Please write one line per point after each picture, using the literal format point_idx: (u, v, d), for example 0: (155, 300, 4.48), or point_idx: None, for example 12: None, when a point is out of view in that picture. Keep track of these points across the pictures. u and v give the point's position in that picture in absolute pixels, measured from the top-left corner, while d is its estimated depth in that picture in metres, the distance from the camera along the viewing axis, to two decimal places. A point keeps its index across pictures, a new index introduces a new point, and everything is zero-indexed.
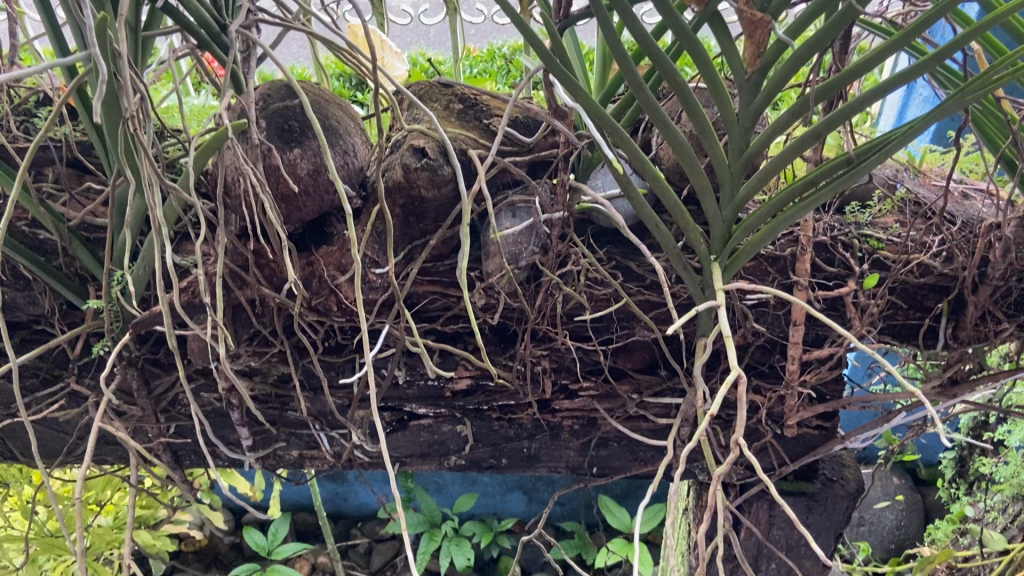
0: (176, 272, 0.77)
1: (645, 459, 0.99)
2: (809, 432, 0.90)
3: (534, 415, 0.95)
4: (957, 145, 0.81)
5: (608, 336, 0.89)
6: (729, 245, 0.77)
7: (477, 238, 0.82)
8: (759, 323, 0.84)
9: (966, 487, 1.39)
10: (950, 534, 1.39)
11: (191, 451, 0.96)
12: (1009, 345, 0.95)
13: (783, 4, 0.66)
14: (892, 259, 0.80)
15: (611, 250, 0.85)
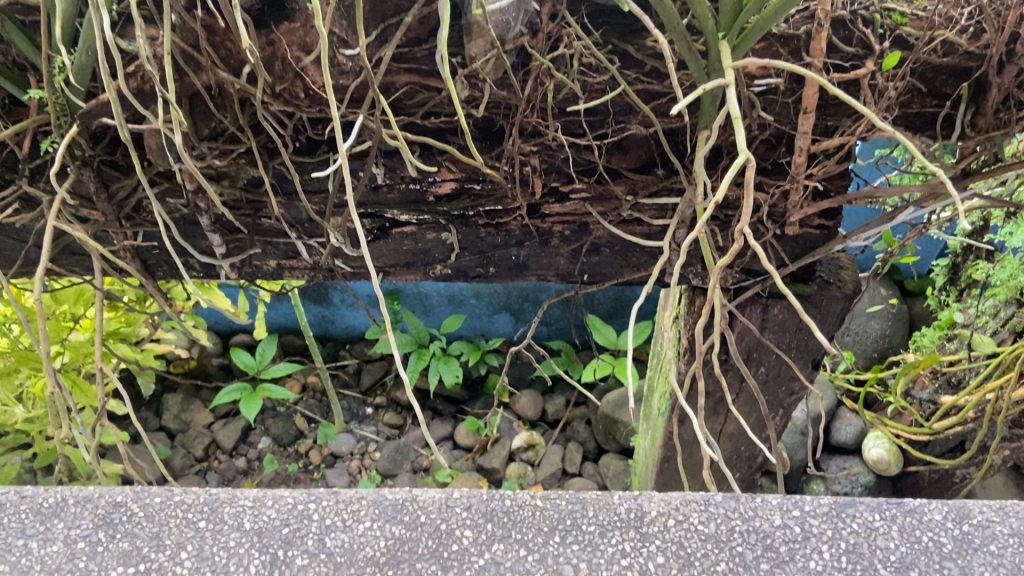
0: (123, 56, 0.69)
1: (638, 266, 0.96)
2: (809, 232, 0.87)
3: (523, 220, 0.90)
4: None
5: (603, 131, 0.81)
6: (740, 21, 0.68)
7: (458, 18, 0.73)
8: (766, 112, 0.77)
9: (955, 295, 1.39)
10: (937, 341, 1.40)
11: (163, 262, 0.91)
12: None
13: None
14: (916, 36, 0.73)
15: (608, 33, 0.75)
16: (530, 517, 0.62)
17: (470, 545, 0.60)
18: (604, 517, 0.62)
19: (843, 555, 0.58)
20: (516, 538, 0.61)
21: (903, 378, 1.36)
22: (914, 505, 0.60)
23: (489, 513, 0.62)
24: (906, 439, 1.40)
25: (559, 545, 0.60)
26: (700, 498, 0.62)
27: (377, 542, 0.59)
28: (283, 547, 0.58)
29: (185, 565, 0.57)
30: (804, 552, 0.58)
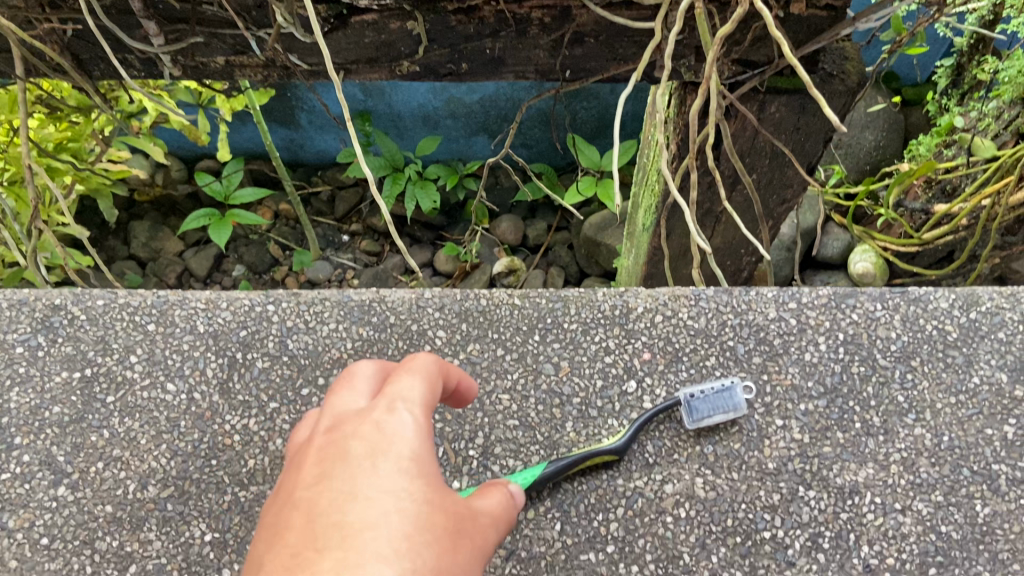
0: None
1: (625, 59, 0.88)
2: (816, 14, 0.78)
3: (497, 6, 0.80)
4: None
5: None
6: None
7: None
8: None
9: (957, 99, 1.34)
10: (933, 149, 1.34)
11: (98, 59, 0.82)
12: None
13: None
14: None
15: None
16: (508, 316, 0.67)
17: (443, 345, 0.66)
18: (588, 315, 0.67)
19: (839, 346, 0.65)
20: (493, 338, 0.66)
21: (898, 188, 1.31)
22: (920, 294, 0.67)
23: (463, 314, 0.67)
24: (894, 252, 1.37)
25: (539, 345, 0.66)
26: (689, 294, 0.67)
27: (341, 343, 0.66)
28: (240, 350, 0.65)
29: (137, 368, 0.65)
30: (799, 344, 0.65)
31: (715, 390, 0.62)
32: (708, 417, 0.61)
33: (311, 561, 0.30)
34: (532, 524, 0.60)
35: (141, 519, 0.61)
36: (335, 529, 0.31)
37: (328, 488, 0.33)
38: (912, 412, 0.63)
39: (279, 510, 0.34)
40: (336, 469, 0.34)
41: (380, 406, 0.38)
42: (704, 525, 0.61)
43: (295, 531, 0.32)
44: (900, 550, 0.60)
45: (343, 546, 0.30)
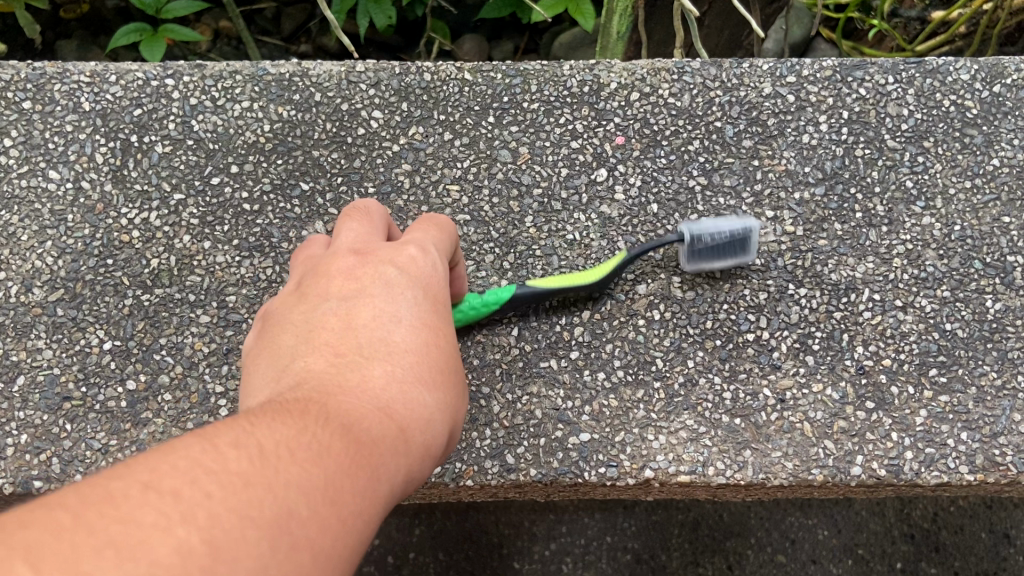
0: None
1: None
2: None
3: None
4: None
5: None
6: None
7: None
8: None
9: None
10: None
11: None
12: None
13: None
14: None
15: None
16: (457, 94, 0.62)
17: (379, 128, 0.61)
18: (551, 92, 0.62)
19: (844, 126, 0.61)
20: (439, 120, 0.62)
21: None
22: (938, 66, 0.62)
23: (401, 92, 0.62)
24: None
25: (495, 128, 0.61)
26: (671, 68, 0.62)
27: (258, 126, 0.62)
28: (136, 133, 0.62)
29: (14, 154, 0.61)
30: (796, 126, 0.61)
31: (726, 234, 0.56)
32: (703, 262, 0.56)
33: (363, 364, 0.39)
34: (486, 330, 0.58)
35: (28, 325, 0.59)
36: (379, 347, 0.40)
37: (370, 310, 0.42)
38: (921, 201, 0.60)
39: (323, 318, 0.43)
40: (376, 297, 0.43)
41: (412, 255, 0.46)
42: (680, 328, 0.58)
43: (347, 331, 0.41)
44: (898, 350, 0.57)
45: (388, 361, 0.40)
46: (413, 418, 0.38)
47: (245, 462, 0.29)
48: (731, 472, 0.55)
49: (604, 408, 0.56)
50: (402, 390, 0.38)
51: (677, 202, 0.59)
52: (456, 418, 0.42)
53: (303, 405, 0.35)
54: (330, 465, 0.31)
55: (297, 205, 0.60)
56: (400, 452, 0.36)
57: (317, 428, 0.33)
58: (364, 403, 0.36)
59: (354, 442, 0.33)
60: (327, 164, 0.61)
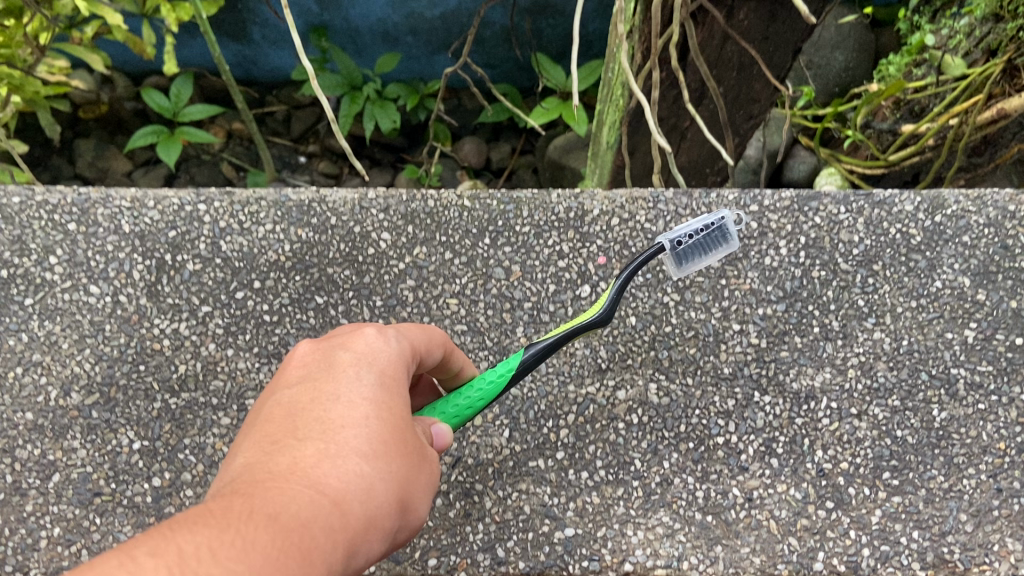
0: None
1: None
2: None
3: None
4: None
5: None
6: None
7: None
8: None
9: (930, 16, 1.26)
10: (903, 69, 1.29)
11: None
12: None
13: None
14: None
15: None
16: (457, 219, 0.67)
17: (387, 248, 0.67)
18: (542, 218, 0.67)
19: (802, 250, 0.66)
20: (441, 241, 0.67)
21: (864, 109, 1.29)
22: (886, 198, 0.67)
23: (409, 216, 0.68)
24: (860, 175, 1.35)
25: (490, 249, 0.67)
26: (649, 197, 0.67)
27: (278, 246, 0.67)
28: (170, 253, 0.67)
29: (58, 271, 0.66)
30: (758, 249, 0.66)
31: (705, 230, 0.59)
32: (688, 265, 0.59)
33: (299, 450, 0.40)
34: (479, 431, 0.62)
35: (65, 426, 0.63)
36: (324, 431, 0.41)
37: (318, 396, 0.43)
38: (872, 316, 0.65)
39: (276, 405, 0.44)
40: (325, 384, 0.44)
41: (365, 337, 0.47)
42: (656, 431, 0.62)
43: (291, 422, 0.42)
44: (854, 454, 0.62)
45: (331, 447, 0.40)
46: (351, 497, 0.39)
47: (167, 565, 0.30)
48: (704, 566, 0.59)
49: (587, 504, 0.60)
50: (341, 472, 0.39)
51: (653, 315, 0.64)
52: (407, 489, 0.42)
53: (236, 500, 0.35)
54: (253, 562, 0.32)
55: (311, 316, 0.66)
56: (333, 533, 0.37)
57: (243, 523, 0.33)
58: (301, 492, 0.37)
59: (281, 534, 0.34)
60: (341, 279, 0.66)
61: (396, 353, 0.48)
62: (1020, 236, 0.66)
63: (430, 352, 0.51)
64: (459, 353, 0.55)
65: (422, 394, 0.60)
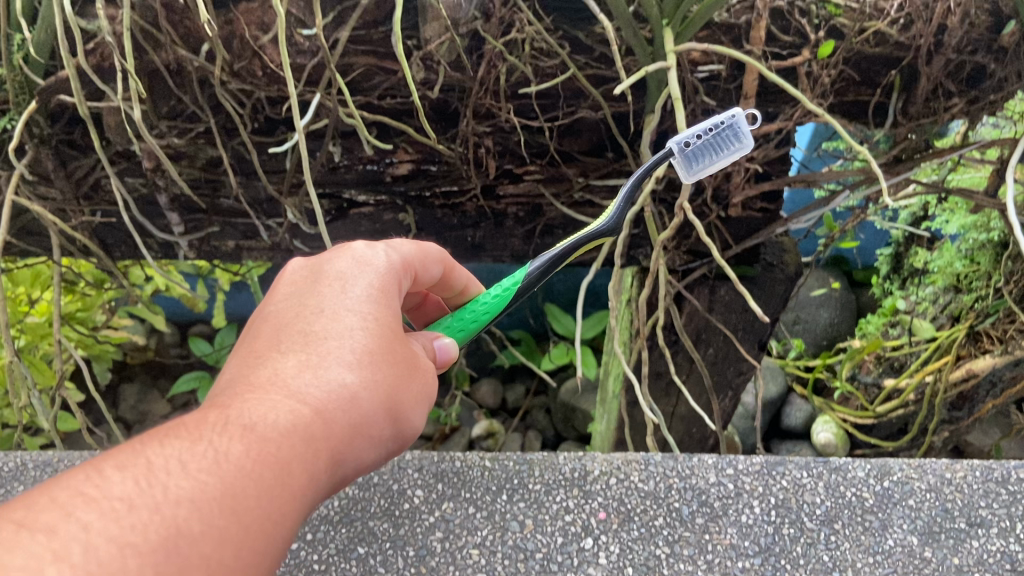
0: (80, 35, 0.70)
1: (589, 246, 0.99)
2: (753, 215, 0.91)
3: (478, 203, 0.92)
4: None
5: (554, 113, 0.85)
6: (682, 9, 0.73)
7: (412, 3, 0.77)
8: (710, 99, 0.82)
9: (900, 282, 1.40)
10: (881, 327, 1.43)
11: (122, 241, 0.91)
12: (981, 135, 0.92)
13: None
14: (849, 26, 0.76)
15: (558, 19, 0.80)
16: (478, 477, 0.71)
17: (419, 504, 0.69)
18: (550, 476, 0.71)
19: (772, 509, 0.68)
20: (465, 497, 0.70)
21: (848, 361, 1.39)
22: (841, 466, 0.71)
23: (439, 475, 0.71)
24: (854, 423, 1.37)
25: (507, 504, 0.69)
26: (640, 459, 0.73)
27: (328, 501, 0.68)
28: None
29: None
30: (736, 507, 0.69)
31: (714, 129, 0.61)
32: (698, 167, 0.61)
33: (283, 362, 0.42)
34: None
35: None
36: (308, 346, 0.43)
37: (307, 311, 0.46)
38: (836, 570, 0.64)
39: (271, 321, 0.46)
40: (316, 302, 0.46)
41: (355, 262, 0.49)
42: None
43: (277, 336, 0.45)
44: None
45: (314, 360, 0.42)
46: (335, 404, 0.41)
47: (134, 481, 0.32)
48: None
49: None
50: (322, 379, 0.41)
51: (647, 566, 0.65)
52: (397, 396, 0.44)
53: (212, 414, 0.38)
54: (222, 473, 0.34)
55: (353, 564, 0.65)
56: (314, 442, 0.39)
57: (215, 437, 0.36)
58: (279, 404, 0.39)
59: (256, 443, 0.36)
60: (378, 531, 0.67)
61: (386, 271, 0.50)
62: (957, 501, 0.68)
63: (428, 268, 0.56)
64: (461, 269, 0.62)
65: (432, 311, 0.68)
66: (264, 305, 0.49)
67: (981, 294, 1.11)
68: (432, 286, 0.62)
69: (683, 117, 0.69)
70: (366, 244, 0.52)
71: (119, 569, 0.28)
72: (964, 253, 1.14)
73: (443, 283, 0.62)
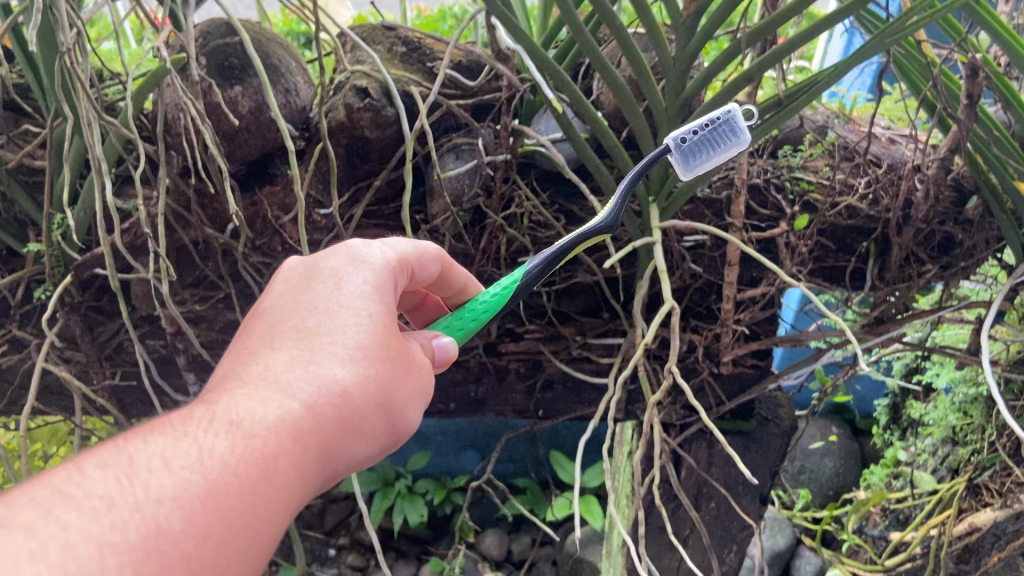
0: (118, 213, 0.77)
1: (588, 401, 1.01)
2: (745, 372, 0.94)
3: (481, 359, 0.95)
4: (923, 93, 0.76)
5: (551, 277, 0.91)
6: (666, 187, 0.81)
7: (421, 182, 0.85)
8: (696, 264, 0.88)
9: (899, 432, 1.41)
10: (885, 478, 1.42)
11: (138, 400, 0.95)
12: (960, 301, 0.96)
13: None
14: (822, 201, 0.82)
15: (554, 194, 0.88)
16: None
17: None
18: None
19: None
20: None
21: (854, 514, 1.38)
22: None
23: None
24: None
25: None
26: None
27: None
28: None
29: None
30: None
31: (711, 124, 0.61)
32: (695, 161, 0.61)
33: (280, 355, 0.43)
34: None
35: None
36: (302, 341, 0.45)
37: (303, 305, 0.47)
38: None
39: (267, 316, 0.48)
40: (312, 295, 0.48)
41: (351, 257, 0.51)
42: None
43: (274, 330, 0.46)
44: None
45: (308, 354, 0.44)
46: (327, 398, 0.42)
47: (115, 479, 0.33)
48: None
49: None
50: (314, 372, 0.42)
51: None
52: (393, 391, 0.45)
53: (202, 410, 0.39)
54: (205, 470, 0.35)
55: None
56: (303, 437, 0.40)
57: (201, 433, 0.37)
58: (268, 397, 0.40)
59: (241, 440, 0.37)
60: None
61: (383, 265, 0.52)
62: None
63: (426, 266, 0.57)
64: (459, 268, 0.63)
65: (431, 311, 0.69)
66: (261, 298, 0.51)
67: (976, 446, 1.12)
68: (432, 285, 0.64)
69: (668, 287, 0.74)
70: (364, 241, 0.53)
71: (97, 567, 0.29)
72: (957, 406, 1.17)
73: (442, 281, 0.63)
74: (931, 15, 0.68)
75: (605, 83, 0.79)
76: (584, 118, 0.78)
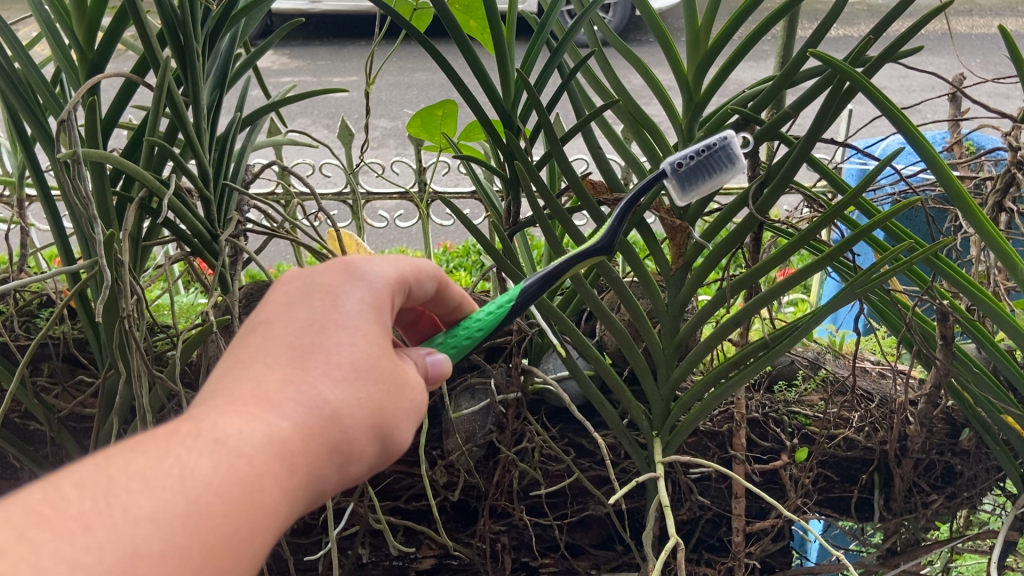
0: None
1: None
2: None
3: None
4: (902, 334, 0.82)
5: (563, 510, 0.93)
6: (669, 420, 0.85)
7: (438, 419, 0.91)
8: (704, 496, 0.90)
9: None
10: None
11: None
12: (971, 529, 0.97)
13: (717, 223, 0.82)
14: (819, 433, 0.87)
15: (563, 428, 0.93)
16: None
17: None
18: None
19: None
20: None
21: None
22: None
23: None
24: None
25: None
26: None
27: None
28: None
29: None
30: None
31: (707, 150, 0.67)
32: (691, 191, 0.68)
33: (279, 377, 0.48)
34: None
35: None
36: (295, 361, 0.49)
37: (301, 320, 0.52)
38: None
39: (265, 326, 0.52)
40: (307, 316, 0.52)
41: (347, 279, 0.56)
42: None
43: (271, 343, 0.51)
44: None
45: (300, 375, 0.49)
46: (318, 420, 0.47)
47: (91, 500, 0.38)
48: None
49: None
50: (309, 394, 0.48)
51: None
52: (381, 415, 0.51)
53: (187, 426, 0.45)
54: (184, 491, 0.40)
55: None
56: (289, 460, 0.45)
57: (185, 452, 0.42)
58: (258, 419, 0.46)
59: (226, 457, 0.43)
60: None
61: (374, 289, 0.56)
62: None
63: (421, 282, 0.64)
64: (455, 286, 0.72)
65: (426, 327, 0.78)
66: (261, 310, 0.55)
67: None
68: (430, 302, 0.72)
69: (671, 523, 0.76)
70: (364, 259, 0.58)
71: None
72: None
73: (438, 298, 0.71)
74: (899, 267, 0.74)
75: (607, 328, 0.85)
76: (589, 359, 0.84)
